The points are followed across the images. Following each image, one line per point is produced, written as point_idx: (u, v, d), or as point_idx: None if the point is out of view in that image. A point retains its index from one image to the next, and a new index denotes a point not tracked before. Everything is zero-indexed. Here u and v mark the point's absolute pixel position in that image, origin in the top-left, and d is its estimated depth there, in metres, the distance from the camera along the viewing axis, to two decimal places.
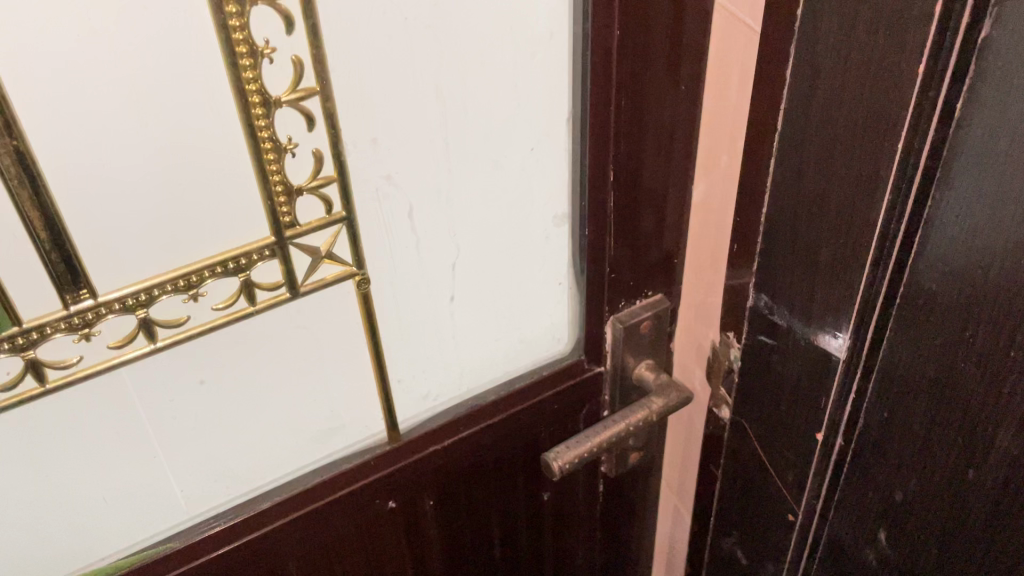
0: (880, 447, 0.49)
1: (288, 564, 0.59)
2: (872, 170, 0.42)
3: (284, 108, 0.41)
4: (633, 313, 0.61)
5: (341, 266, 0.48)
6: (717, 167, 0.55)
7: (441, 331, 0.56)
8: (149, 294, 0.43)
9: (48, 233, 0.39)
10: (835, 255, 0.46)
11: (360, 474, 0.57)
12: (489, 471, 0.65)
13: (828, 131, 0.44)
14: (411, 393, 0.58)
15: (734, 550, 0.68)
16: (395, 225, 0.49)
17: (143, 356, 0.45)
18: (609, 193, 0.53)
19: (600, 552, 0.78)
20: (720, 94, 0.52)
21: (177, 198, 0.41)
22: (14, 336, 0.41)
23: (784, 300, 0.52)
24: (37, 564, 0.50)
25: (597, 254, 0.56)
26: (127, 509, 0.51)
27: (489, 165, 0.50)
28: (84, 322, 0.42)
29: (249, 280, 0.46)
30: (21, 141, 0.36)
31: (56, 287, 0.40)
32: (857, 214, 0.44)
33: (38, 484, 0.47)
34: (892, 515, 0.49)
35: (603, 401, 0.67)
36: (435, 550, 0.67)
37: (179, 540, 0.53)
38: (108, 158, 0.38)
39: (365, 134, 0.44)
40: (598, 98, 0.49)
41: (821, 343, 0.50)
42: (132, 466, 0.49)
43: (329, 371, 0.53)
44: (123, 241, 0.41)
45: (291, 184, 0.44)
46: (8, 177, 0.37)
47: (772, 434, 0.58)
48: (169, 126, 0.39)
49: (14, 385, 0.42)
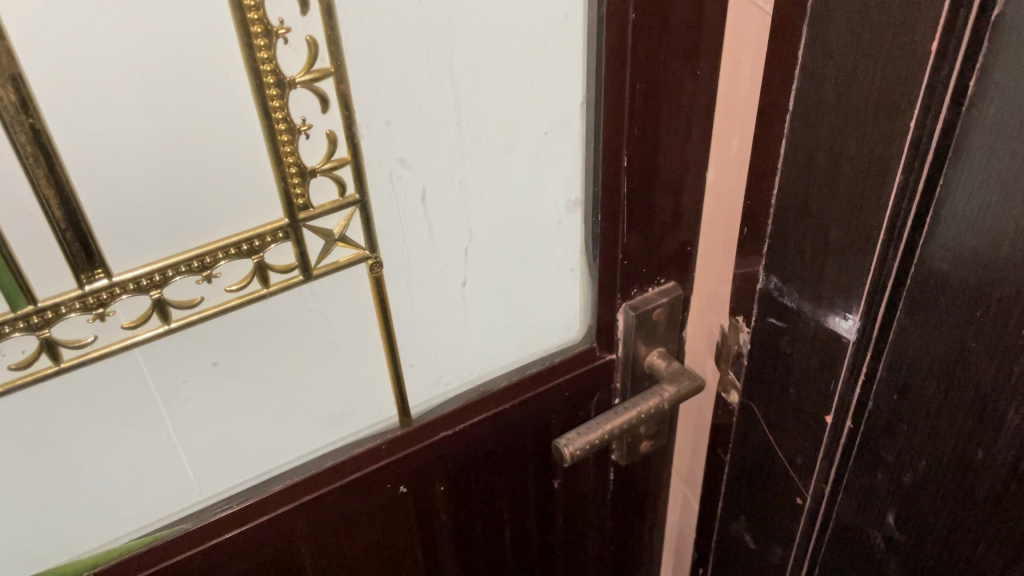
0: (889, 430, 0.49)
1: (299, 548, 0.59)
2: (884, 151, 0.42)
3: (298, 89, 0.42)
4: (646, 300, 0.61)
5: (355, 249, 0.48)
6: (728, 152, 0.55)
7: (453, 315, 0.56)
8: (163, 274, 0.43)
9: (64, 212, 0.39)
10: (845, 237, 0.47)
11: (372, 459, 0.58)
12: (500, 458, 0.65)
13: (841, 112, 0.44)
14: (423, 378, 0.58)
15: (743, 536, 0.68)
16: (408, 207, 0.49)
17: (156, 336, 0.45)
18: (622, 178, 0.53)
19: (611, 541, 0.78)
20: (732, 77, 0.52)
21: (191, 179, 0.41)
22: (29, 315, 0.41)
23: (794, 283, 0.52)
24: (52, 545, 0.51)
25: (609, 240, 0.56)
26: (141, 490, 0.51)
27: (502, 149, 0.50)
28: (99, 302, 0.42)
29: (262, 262, 0.46)
30: (38, 119, 0.36)
31: (72, 267, 0.41)
32: (869, 195, 0.44)
33: (52, 463, 0.47)
34: (902, 497, 0.50)
35: (613, 388, 0.67)
36: (446, 536, 0.67)
37: (192, 521, 0.54)
38: (123, 136, 0.39)
39: (379, 116, 0.45)
40: (612, 81, 0.49)
41: (830, 325, 0.50)
42: (146, 447, 0.50)
43: (341, 354, 0.53)
44: (138, 221, 0.41)
45: (305, 165, 0.44)
46: (25, 156, 0.37)
47: (782, 419, 0.58)
48: (183, 105, 0.39)
49: (29, 364, 0.42)
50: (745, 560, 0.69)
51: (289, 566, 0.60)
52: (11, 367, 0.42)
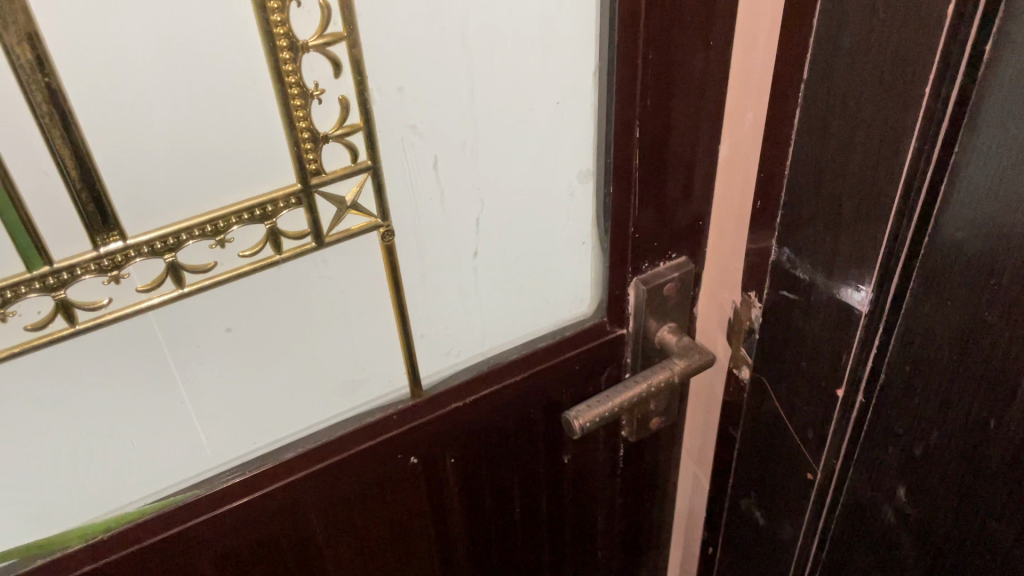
0: (901, 403, 0.49)
1: (311, 516, 0.59)
2: (898, 118, 0.42)
3: (311, 54, 0.42)
4: (657, 274, 0.61)
5: (367, 217, 0.49)
6: (741, 126, 0.55)
7: (464, 286, 0.56)
8: (176, 238, 0.44)
9: (79, 171, 0.39)
10: (858, 207, 0.46)
11: (383, 429, 0.58)
12: (510, 432, 0.65)
13: (856, 79, 0.43)
14: (434, 349, 0.58)
15: (753, 513, 0.68)
16: (420, 174, 0.49)
17: (170, 300, 0.45)
18: (634, 150, 0.53)
19: (620, 518, 0.79)
20: (746, 49, 0.51)
21: (205, 143, 0.42)
22: (45, 276, 0.41)
23: (807, 255, 0.52)
24: (67, 508, 0.51)
25: (621, 212, 0.56)
26: (156, 454, 0.52)
27: (514, 118, 0.50)
28: (113, 264, 0.43)
29: (275, 228, 0.46)
30: (53, 78, 0.37)
31: (87, 229, 0.41)
32: (882, 163, 0.44)
33: (69, 424, 0.48)
34: (913, 469, 0.50)
35: (624, 364, 0.67)
36: (456, 509, 0.67)
37: (205, 487, 0.54)
38: (140, 99, 0.39)
39: (391, 82, 0.45)
40: (625, 52, 0.49)
41: (843, 297, 0.50)
42: (160, 410, 0.50)
43: (353, 323, 0.53)
44: (153, 184, 0.42)
45: (317, 131, 0.44)
46: (41, 115, 0.37)
47: (793, 394, 0.58)
48: (197, 67, 0.40)
49: (45, 325, 0.43)
50: (755, 537, 0.69)
51: (301, 534, 0.60)
52: (27, 327, 0.43)
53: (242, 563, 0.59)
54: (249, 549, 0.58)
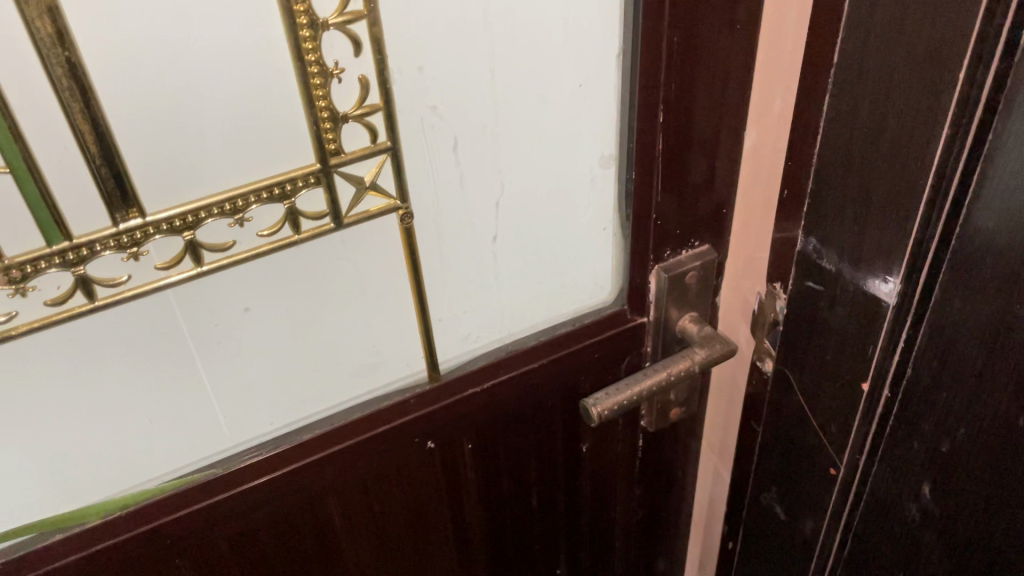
0: (926, 398, 0.47)
1: (327, 498, 0.59)
2: (932, 103, 0.40)
3: (331, 32, 0.41)
4: (680, 262, 0.60)
5: (386, 199, 0.48)
6: (770, 113, 0.54)
7: (483, 270, 0.56)
8: (195, 216, 0.43)
9: (99, 147, 0.39)
10: (888, 196, 0.45)
11: (399, 413, 0.58)
12: (528, 418, 0.65)
13: (888, 63, 0.42)
14: (453, 333, 0.58)
15: (773, 507, 0.66)
16: (439, 156, 0.49)
17: (189, 278, 0.45)
18: (658, 134, 0.52)
19: (639, 508, 0.78)
20: (776, 33, 0.50)
21: (225, 120, 0.42)
22: (65, 252, 0.41)
23: (834, 244, 0.50)
24: (86, 483, 0.51)
25: (644, 198, 0.56)
26: (174, 432, 0.52)
27: (536, 100, 0.50)
28: (133, 241, 0.43)
29: (294, 208, 0.46)
30: (72, 52, 0.37)
31: (107, 205, 0.41)
32: (913, 149, 0.42)
33: (87, 399, 0.48)
34: (938, 467, 0.48)
35: (645, 353, 0.66)
36: (473, 495, 0.67)
37: (222, 467, 0.54)
38: (161, 75, 0.39)
39: (411, 61, 0.44)
40: (649, 35, 0.48)
41: (870, 288, 0.49)
42: (178, 388, 0.50)
43: (371, 305, 0.53)
44: (172, 161, 0.42)
45: (337, 110, 0.44)
46: (60, 89, 0.37)
47: (817, 386, 0.56)
48: (217, 43, 0.39)
49: (64, 300, 0.43)
50: (774, 531, 0.68)
51: (316, 516, 0.60)
52: (47, 303, 0.43)
53: (258, 543, 0.59)
54: (265, 530, 0.58)
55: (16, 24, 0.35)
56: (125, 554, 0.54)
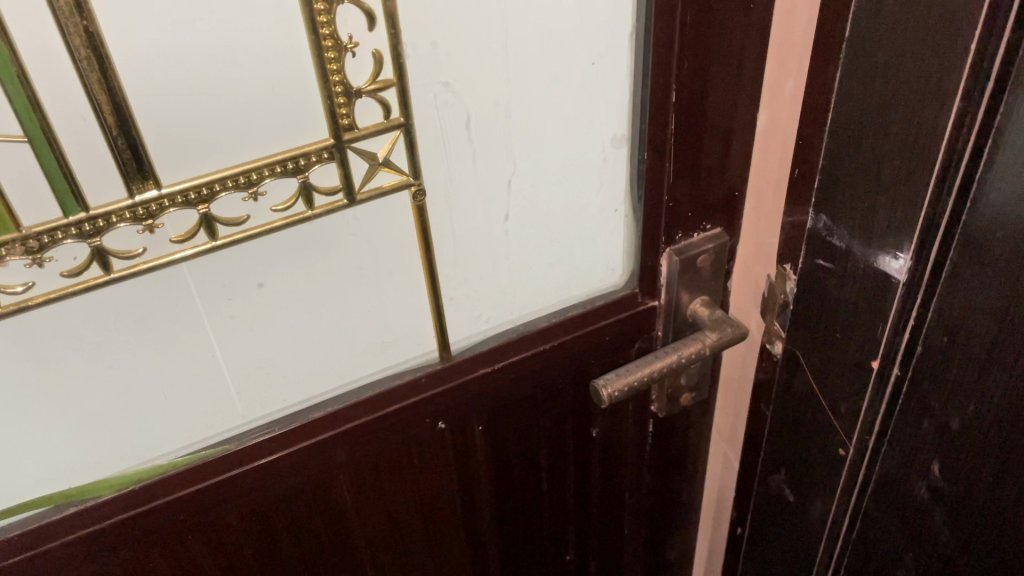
0: (937, 374, 0.47)
1: (338, 476, 0.60)
2: (942, 77, 0.40)
3: (345, 5, 0.42)
4: (691, 245, 0.60)
5: (399, 175, 0.49)
6: (782, 93, 0.54)
7: (495, 250, 0.56)
8: (210, 189, 0.44)
9: (115, 118, 0.40)
10: (897, 173, 0.45)
11: (411, 392, 0.58)
12: (538, 401, 0.65)
13: (899, 37, 0.42)
14: (464, 313, 0.58)
15: (782, 490, 0.66)
16: (452, 134, 0.49)
17: (203, 252, 0.46)
18: (670, 115, 0.52)
19: (648, 493, 0.78)
20: (788, 10, 0.50)
21: (239, 92, 0.42)
22: (81, 222, 0.42)
23: (844, 221, 0.50)
24: (99, 457, 0.52)
25: (656, 180, 0.56)
26: (187, 407, 0.53)
27: (548, 79, 0.50)
28: (148, 213, 0.43)
29: (307, 182, 0.46)
30: (91, 21, 0.37)
31: (123, 177, 0.42)
32: (923, 125, 0.42)
33: (102, 372, 0.48)
34: (949, 443, 0.48)
35: (655, 337, 0.66)
36: (483, 476, 0.67)
37: (234, 444, 0.55)
38: (175, 45, 0.39)
39: (425, 36, 0.45)
40: (662, 14, 0.48)
41: (880, 266, 0.48)
42: (191, 363, 0.51)
43: (384, 284, 0.53)
44: (187, 132, 0.42)
45: (351, 85, 0.44)
46: (78, 59, 0.37)
47: (826, 366, 0.55)
48: (232, 16, 0.40)
49: (80, 272, 0.43)
50: (783, 515, 0.67)
51: (328, 495, 0.61)
52: (64, 274, 0.43)
53: (270, 520, 0.59)
54: (277, 507, 0.59)
55: None
56: (140, 529, 0.54)
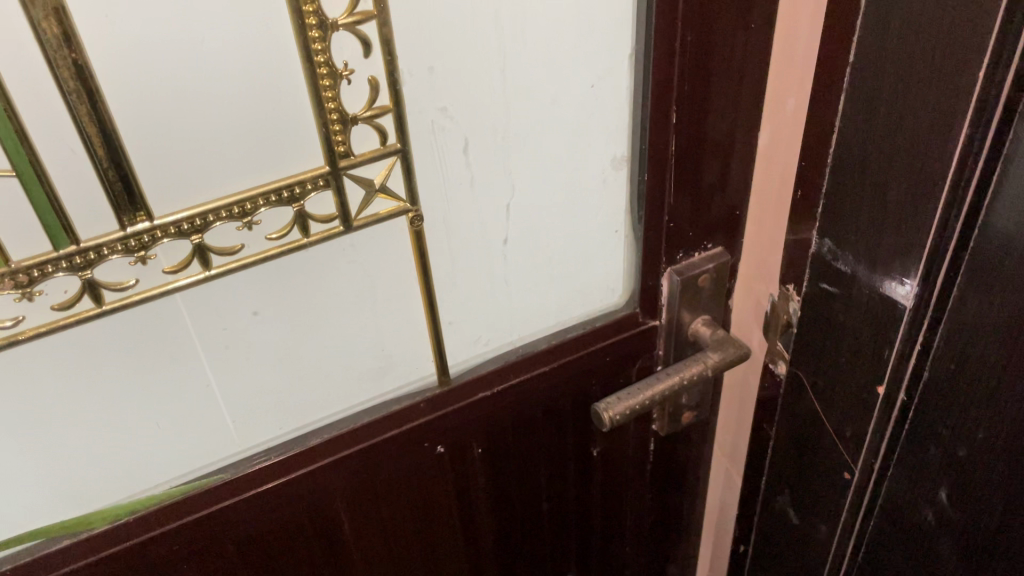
0: (942, 403, 0.46)
1: (336, 503, 0.59)
2: (950, 102, 0.39)
3: (341, 31, 0.41)
4: (691, 265, 0.60)
5: (396, 201, 0.48)
6: (782, 112, 0.53)
7: (494, 273, 0.55)
8: (203, 219, 0.43)
9: (105, 150, 0.39)
10: (902, 199, 0.44)
11: (410, 417, 0.57)
12: (537, 422, 0.64)
13: (905, 63, 0.41)
14: (462, 337, 0.57)
15: (787, 511, 0.65)
16: (450, 158, 0.48)
17: (197, 282, 0.45)
18: (670, 135, 0.52)
19: (649, 511, 0.77)
20: (790, 29, 0.49)
21: (233, 120, 0.41)
22: (72, 256, 0.41)
23: (849, 246, 0.49)
24: (91, 489, 0.51)
25: (656, 201, 0.55)
26: (181, 436, 0.52)
27: (548, 102, 0.49)
28: (140, 245, 0.42)
29: (302, 211, 0.45)
30: (80, 53, 0.36)
31: (114, 209, 0.41)
32: (931, 151, 0.41)
33: (93, 404, 0.47)
34: (955, 473, 0.47)
35: (655, 356, 0.65)
36: (483, 499, 0.67)
37: (229, 472, 0.54)
38: (164, 75, 0.38)
39: (422, 62, 0.44)
40: (662, 36, 0.47)
41: (887, 292, 0.47)
42: (186, 392, 0.50)
43: (380, 309, 0.53)
44: (180, 164, 0.41)
45: (346, 112, 0.43)
46: (67, 91, 0.36)
47: (832, 391, 0.54)
48: (225, 44, 0.39)
49: (71, 305, 0.42)
50: (787, 535, 0.66)
51: (325, 521, 0.60)
52: (54, 307, 0.42)
53: (267, 548, 0.58)
54: (273, 535, 0.58)
55: (21, 24, 0.35)
56: (134, 559, 0.53)
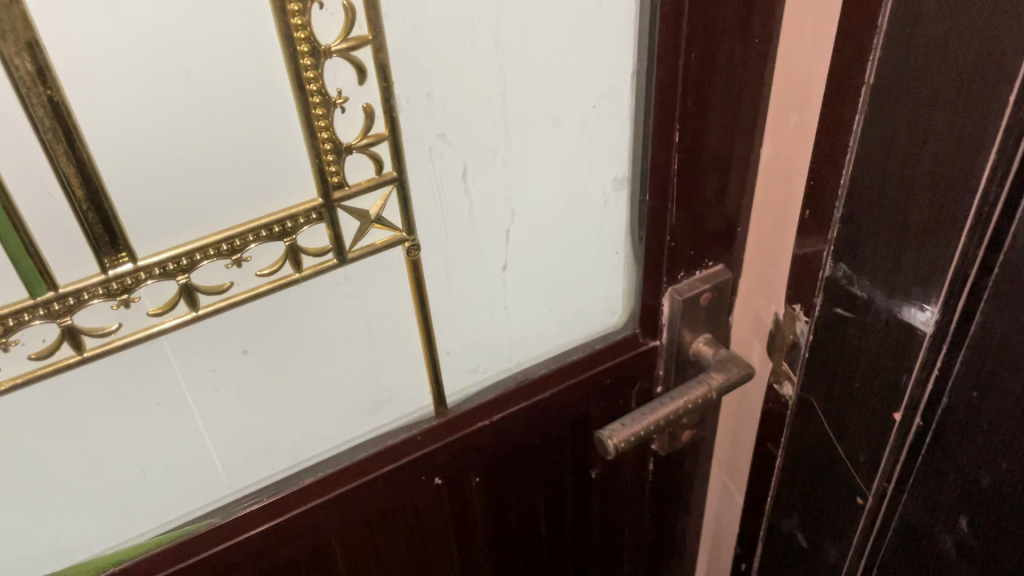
0: (966, 426, 0.45)
1: (331, 541, 0.57)
2: (976, 127, 0.37)
3: (334, 59, 0.38)
4: (693, 284, 0.58)
5: (392, 231, 0.45)
6: (786, 127, 0.51)
7: (493, 299, 0.53)
8: (190, 257, 0.40)
9: (85, 189, 0.36)
10: (922, 224, 0.42)
11: (407, 450, 0.55)
12: (537, 448, 0.62)
13: (926, 84, 0.39)
14: (460, 366, 0.55)
15: (794, 534, 0.64)
16: (448, 186, 0.46)
17: (183, 323, 0.42)
18: (673, 154, 0.50)
19: (647, 530, 0.76)
20: (795, 44, 0.48)
21: (221, 154, 0.39)
22: (50, 302, 0.38)
23: (864, 270, 0.47)
24: (73, 542, 0.48)
25: (658, 221, 0.53)
26: (168, 482, 0.49)
27: (548, 124, 0.47)
28: (122, 287, 0.39)
29: (294, 245, 0.43)
30: (55, 90, 0.33)
31: (94, 251, 0.38)
32: (954, 175, 0.39)
33: (74, 455, 0.45)
34: (978, 495, 0.46)
35: (655, 376, 0.64)
36: (481, 528, 0.64)
37: (219, 516, 0.51)
38: (148, 111, 0.36)
39: (419, 87, 0.42)
40: (665, 54, 0.45)
41: (905, 317, 0.45)
42: (173, 437, 0.47)
43: (376, 342, 0.50)
44: (164, 203, 0.38)
45: (340, 141, 0.41)
46: (42, 130, 0.34)
47: (845, 416, 0.53)
48: (212, 76, 0.36)
49: (49, 353, 0.40)
50: (793, 556, 0.65)
51: (319, 561, 0.57)
52: (31, 357, 0.39)
53: None
54: None
55: None
56: None
